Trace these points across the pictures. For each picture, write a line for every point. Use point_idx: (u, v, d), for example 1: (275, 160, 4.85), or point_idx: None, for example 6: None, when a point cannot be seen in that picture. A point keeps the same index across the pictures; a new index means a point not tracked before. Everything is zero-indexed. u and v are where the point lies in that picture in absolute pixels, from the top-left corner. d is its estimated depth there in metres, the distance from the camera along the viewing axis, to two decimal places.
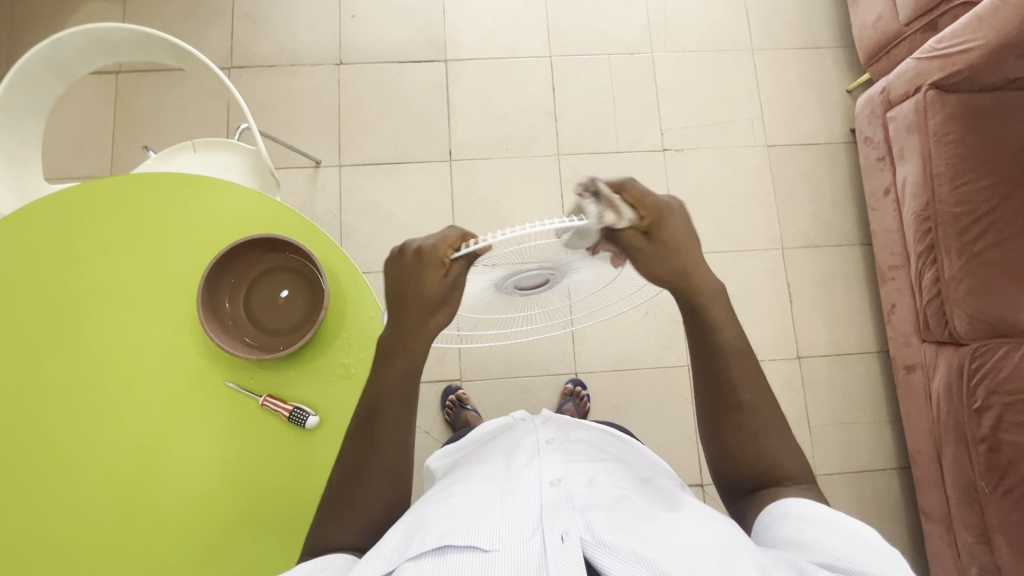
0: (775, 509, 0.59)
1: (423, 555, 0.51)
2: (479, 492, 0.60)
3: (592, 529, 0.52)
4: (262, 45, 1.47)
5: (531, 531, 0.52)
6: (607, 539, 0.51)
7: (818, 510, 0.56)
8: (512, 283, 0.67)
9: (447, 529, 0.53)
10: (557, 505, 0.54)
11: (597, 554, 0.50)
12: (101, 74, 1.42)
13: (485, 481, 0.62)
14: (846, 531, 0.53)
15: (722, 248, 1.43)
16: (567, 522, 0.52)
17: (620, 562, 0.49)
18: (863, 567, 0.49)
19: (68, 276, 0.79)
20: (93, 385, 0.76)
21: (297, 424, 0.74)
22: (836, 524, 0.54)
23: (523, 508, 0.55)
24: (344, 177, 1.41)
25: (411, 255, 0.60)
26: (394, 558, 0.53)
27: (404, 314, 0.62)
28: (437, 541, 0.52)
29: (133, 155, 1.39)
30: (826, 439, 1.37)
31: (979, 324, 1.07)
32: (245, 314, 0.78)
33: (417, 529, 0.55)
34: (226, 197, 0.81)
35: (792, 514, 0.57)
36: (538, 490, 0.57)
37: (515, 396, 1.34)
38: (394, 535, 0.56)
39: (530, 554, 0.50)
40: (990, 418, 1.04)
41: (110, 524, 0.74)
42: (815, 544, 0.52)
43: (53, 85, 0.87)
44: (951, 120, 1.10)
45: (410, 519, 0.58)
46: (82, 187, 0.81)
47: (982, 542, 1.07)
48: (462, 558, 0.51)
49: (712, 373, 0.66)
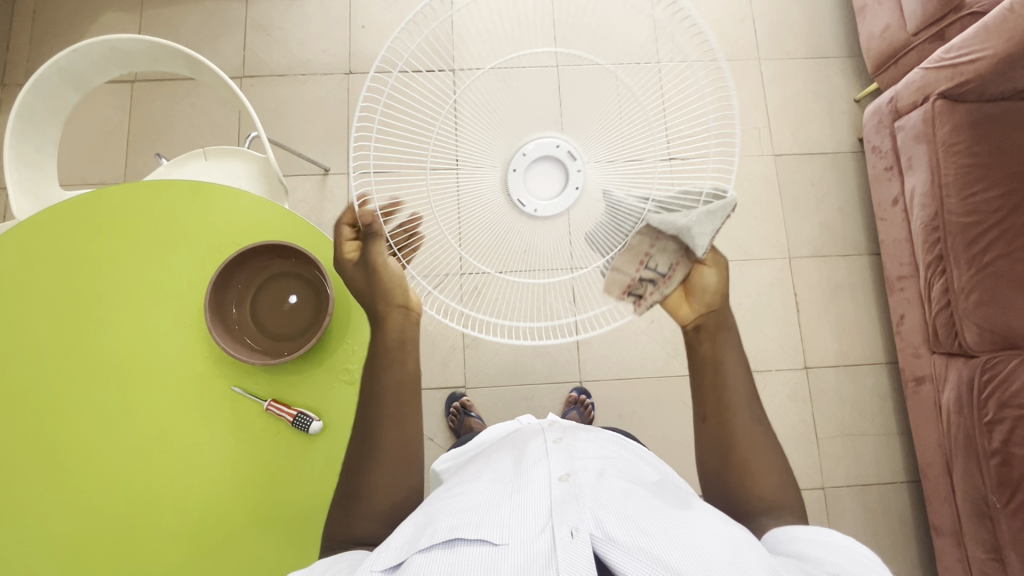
0: (781, 533, 0.58)
1: (434, 547, 0.52)
2: (487, 488, 0.60)
3: (602, 524, 0.51)
4: (274, 55, 1.50)
5: (540, 527, 0.52)
6: (617, 535, 0.50)
7: (822, 533, 0.56)
8: (537, 163, 0.78)
9: (458, 523, 0.53)
10: (566, 502, 0.54)
11: (608, 550, 0.50)
12: (116, 84, 1.45)
13: (492, 478, 0.62)
14: (852, 552, 0.53)
15: (728, 257, 1.43)
16: (575, 518, 0.52)
17: (631, 559, 0.49)
18: None
19: (77, 281, 0.80)
20: (103, 388, 0.78)
21: (301, 428, 0.75)
22: (838, 543, 0.54)
23: (531, 505, 0.55)
24: (352, 184, 1.43)
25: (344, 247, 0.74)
26: (405, 549, 0.53)
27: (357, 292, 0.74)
28: (447, 534, 0.52)
29: (146, 163, 1.42)
30: (833, 450, 1.35)
31: (990, 334, 1.06)
32: (251, 319, 0.79)
33: (427, 523, 0.55)
34: (234, 204, 0.82)
35: (799, 537, 0.56)
36: (547, 487, 0.57)
37: (520, 404, 1.34)
38: (405, 529, 0.56)
39: (540, 549, 0.50)
40: (1001, 432, 1.02)
41: (120, 529, 0.74)
42: (827, 564, 0.52)
43: (71, 94, 0.90)
44: (960, 129, 1.10)
45: (420, 515, 0.58)
46: (91, 195, 0.83)
47: (995, 559, 1.05)
48: (472, 550, 0.51)
49: None
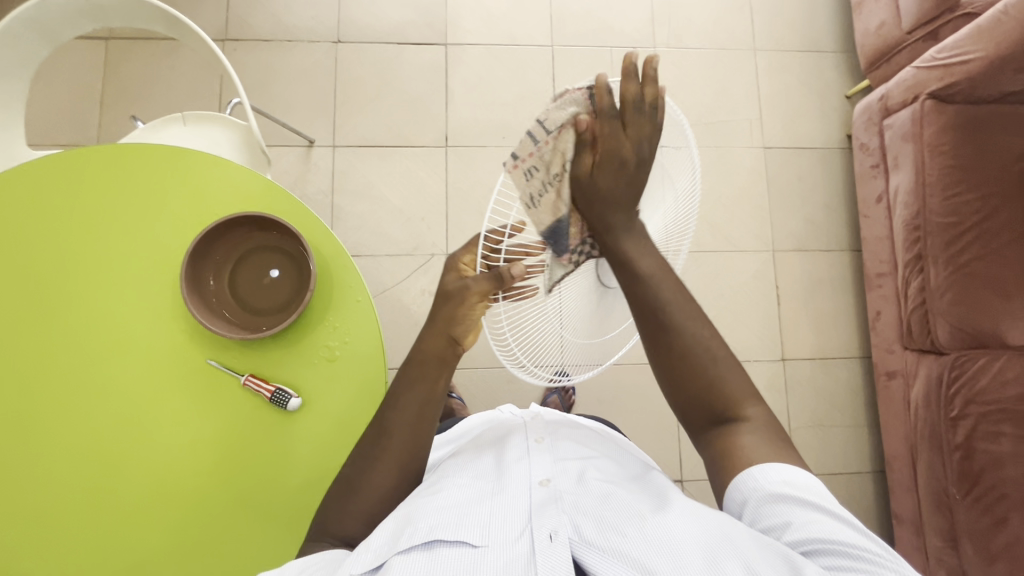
0: (746, 483, 0.56)
1: (413, 549, 0.51)
2: (469, 488, 0.60)
3: (579, 529, 0.52)
4: (259, 19, 1.44)
5: (519, 531, 0.53)
6: (593, 539, 0.51)
7: (785, 475, 0.55)
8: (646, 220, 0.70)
9: (436, 524, 0.53)
10: (545, 505, 0.55)
11: (584, 553, 0.50)
12: (90, 40, 1.38)
13: (473, 476, 0.63)
14: (816, 505, 0.53)
15: (714, 248, 1.43)
16: (555, 523, 0.52)
17: (606, 561, 0.49)
18: (840, 536, 0.50)
19: (50, 246, 0.77)
20: (72, 364, 0.75)
21: (278, 405, 0.74)
22: (811, 499, 0.53)
23: (511, 507, 0.56)
24: (338, 158, 1.40)
25: (455, 282, 0.61)
26: (383, 552, 0.52)
27: (428, 337, 0.65)
28: (426, 536, 0.51)
29: (122, 126, 1.36)
30: (805, 440, 1.39)
31: (960, 334, 1.10)
32: (229, 291, 0.77)
33: (407, 522, 0.55)
34: (215, 172, 0.80)
35: (764, 492, 0.54)
36: (527, 490, 0.58)
37: (502, 386, 1.35)
38: (383, 530, 0.55)
39: (519, 552, 0.51)
40: (965, 427, 1.07)
41: (92, 516, 0.73)
42: (793, 523, 0.52)
43: (40, 47, 0.85)
44: (945, 130, 1.11)
45: (398, 515, 0.57)
46: (61, 155, 0.79)
47: (950, 547, 1.10)
48: (452, 553, 0.50)
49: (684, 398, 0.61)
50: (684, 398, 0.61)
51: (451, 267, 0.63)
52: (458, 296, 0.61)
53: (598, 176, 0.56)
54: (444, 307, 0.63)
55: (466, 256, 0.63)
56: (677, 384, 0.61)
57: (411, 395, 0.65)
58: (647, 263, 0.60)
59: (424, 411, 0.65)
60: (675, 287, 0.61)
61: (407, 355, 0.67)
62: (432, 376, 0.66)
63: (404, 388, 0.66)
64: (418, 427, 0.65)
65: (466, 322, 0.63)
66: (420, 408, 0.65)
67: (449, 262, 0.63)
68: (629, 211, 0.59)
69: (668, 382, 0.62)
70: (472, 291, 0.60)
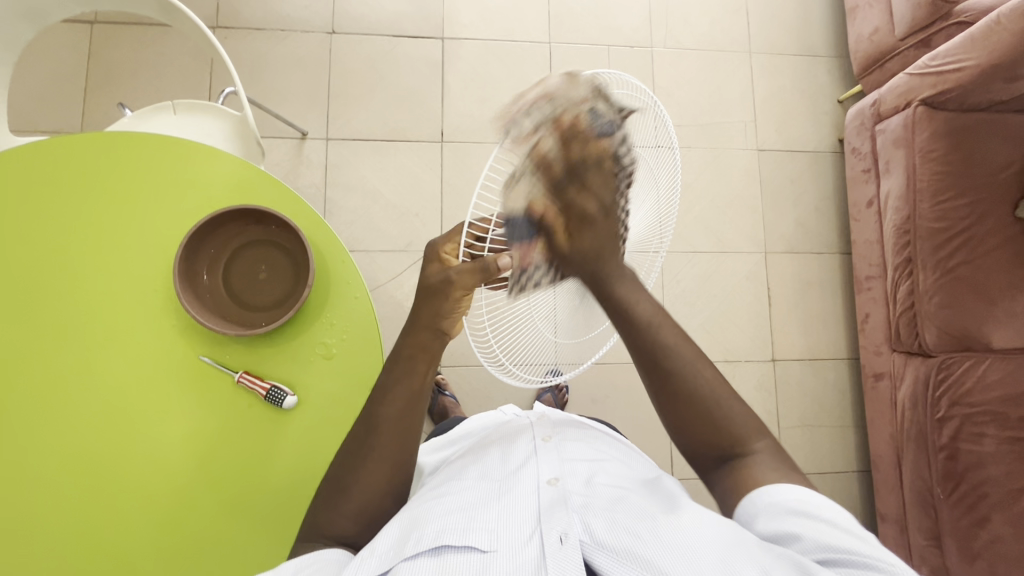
0: (758, 499, 0.56)
1: (419, 554, 0.50)
2: (476, 489, 0.60)
3: (590, 530, 0.52)
4: (251, 7, 1.40)
5: (529, 533, 0.53)
6: (605, 540, 0.51)
7: (802, 496, 0.55)
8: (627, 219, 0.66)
9: (444, 529, 0.53)
10: (554, 506, 0.55)
11: (595, 554, 0.51)
12: (74, 23, 1.34)
13: (480, 478, 0.62)
14: (832, 522, 0.52)
15: (707, 249, 1.44)
16: (565, 524, 0.52)
17: (618, 564, 0.50)
18: (857, 552, 0.50)
19: (35, 237, 0.74)
20: (57, 359, 0.73)
21: (273, 403, 0.72)
22: (830, 517, 0.53)
23: (520, 509, 0.55)
24: (331, 151, 1.37)
25: (436, 278, 0.59)
26: (389, 557, 0.52)
27: (410, 338, 0.63)
28: (434, 541, 0.51)
29: (107, 113, 1.32)
30: (793, 440, 1.41)
31: (946, 336, 1.12)
32: (224, 286, 0.75)
33: (414, 527, 0.54)
34: (209, 163, 0.77)
35: (776, 505, 0.55)
36: (535, 490, 0.58)
37: (495, 384, 1.34)
38: (388, 534, 0.55)
39: (529, 555, 0.51)
40: (950, 428, 1.09)
41: (76, 518, 0.70)
42: (806, 539, 0.52)
43: (25, 29, 0.82)
44: (937, 137, 1.12)
45: (404, 518, 0.57)
46: (46, 143, 0.76)
47: (934, 545, 1.12)
48: (461, 559, 0.50)
49: (689, 415, 0.61)
50: (687, 402, 0.61)
51: (433, 259, 0.61)
52: (441, 291, 0.59)
53: (575, 246, 0.53)
54: (427, 303, 0.61)
55: (447, 246, 0.61)
56: (677, 386, 0.61)
57: (399, 389, 0.64)
58: (644, 308, 0.60)
59: (410, 410, 0.64)
60: (677, 335, 0.62)
61: (392, 350, 0.65)
62: (420, 370, 0.64)
63: (392, 386, 0.64)
64: (407, 421, 0.64)
65: (452, 315, 0.61)
66: (409, 401, 0.64)
67: (428, 254, 0.61)
68: (609, 258, 0.56)
69: (671, 387, 0.61)
70: (456, 285, 0.57)
